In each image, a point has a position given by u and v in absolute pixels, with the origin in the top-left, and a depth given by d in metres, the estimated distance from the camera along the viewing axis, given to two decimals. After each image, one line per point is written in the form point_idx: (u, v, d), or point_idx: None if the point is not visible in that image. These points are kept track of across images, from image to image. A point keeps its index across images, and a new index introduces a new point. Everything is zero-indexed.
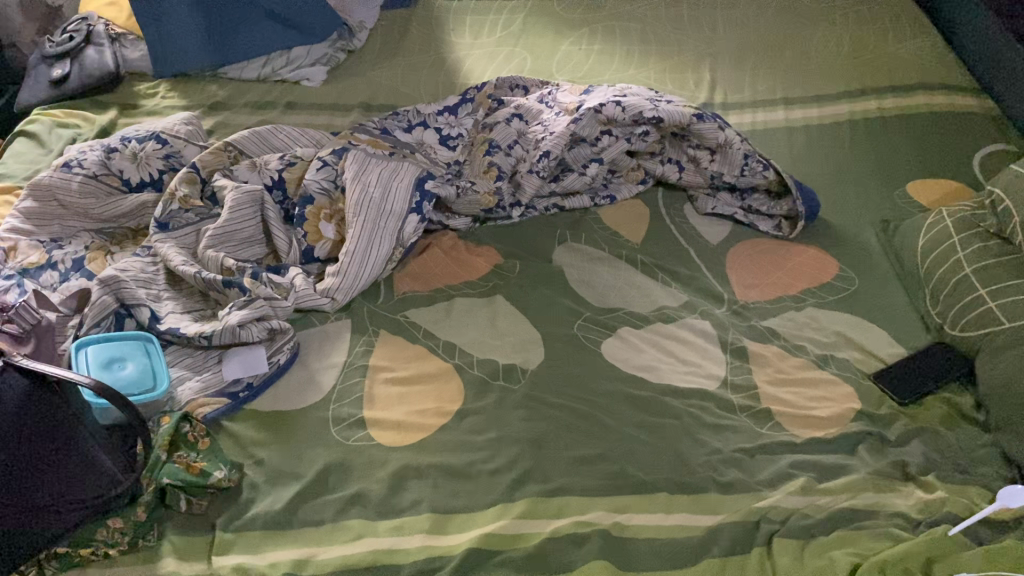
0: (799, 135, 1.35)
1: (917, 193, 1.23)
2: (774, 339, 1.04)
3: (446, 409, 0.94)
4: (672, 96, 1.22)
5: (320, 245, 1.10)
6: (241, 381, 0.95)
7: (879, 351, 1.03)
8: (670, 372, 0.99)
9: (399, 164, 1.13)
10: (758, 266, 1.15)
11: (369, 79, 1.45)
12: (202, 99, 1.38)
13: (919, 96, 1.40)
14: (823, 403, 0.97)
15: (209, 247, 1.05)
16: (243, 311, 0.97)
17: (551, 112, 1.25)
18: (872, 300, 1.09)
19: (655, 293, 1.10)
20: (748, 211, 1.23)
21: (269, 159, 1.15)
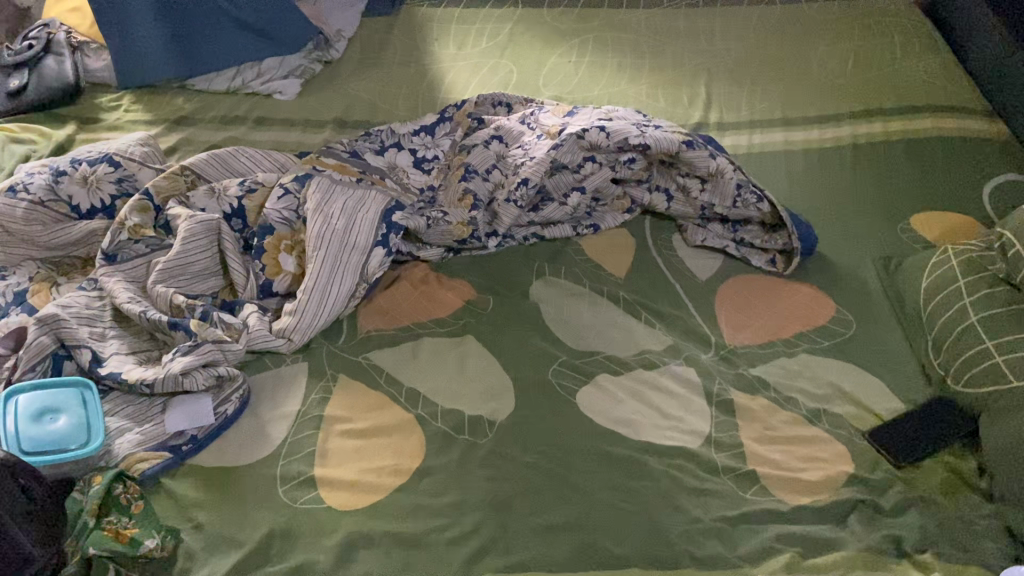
0: (798, 159, 1.27)
1: (921, 227, 1.15)
2: (764, 390, 0.97)
3: (404, 466, 0.87)
4: (661, 121, 1.14)
5: (279, 278, 1.02)
6: (184, 434, 0.88)
7: (876, 406, 0.95)
8: (649, 427, 0.92)
9: (366, 192, 1.06)
10: (750, 305, 1.07)
11: (345, 92, 1.38)
12: (166, 113, 1.31)
13: (926, 119, 1.32)
14: (814, 465, 0.89)
15: (158, 282, 0.98)
16: (188, 358, 0.90)
17: (533, 134, 1.18)
18: (871, 347, 1.02)
19: (638, 334, 1.02)
20: (741, 244, 1.15)
21: (229, 185, 1.08)
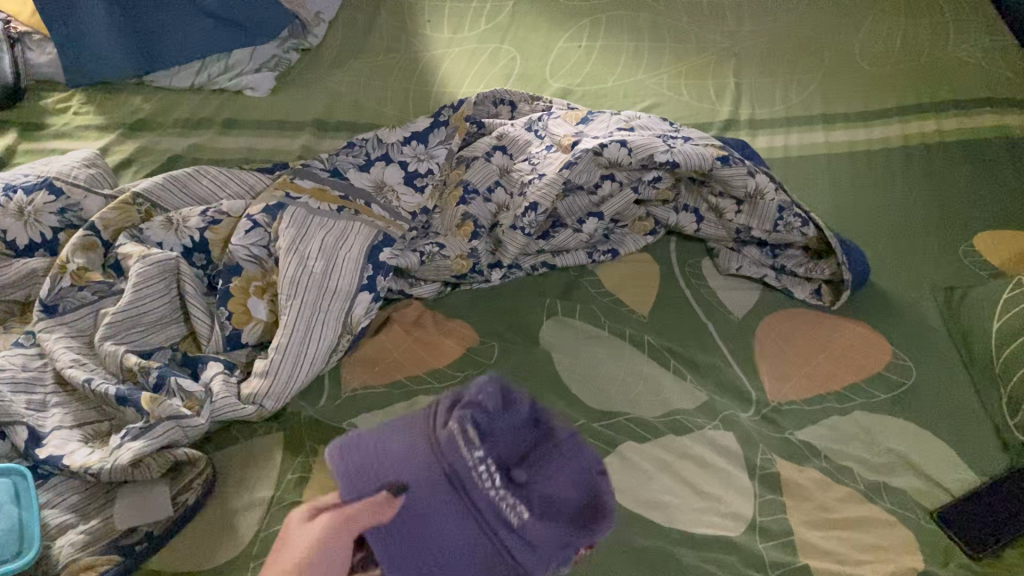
0: (843, 165, 1.12)
1: (987, 249, 1.01)
2: (814, 459, 0.83)
3: None
4: (691, 132, 0.99)
5: (249, 328, 0.87)
6: (136, 530, 0.74)
7: (945, 478, 0.81)
8: (683, 510, 0.79)
9: (348, 224, 0.91)
10: (794, 349, 0.93)
11: (328, 86, 1.22)
12: (122, 115, 1.16)
13: (985, 114, 1.17)
14: (877, 556, 0.75)
15: (107, 338, 0.84)
16: (140, 443, 0.75)
17: (541, 145, 1.03)
18: (936, 400, 0.88)
19: (667, 389, 0.89)
20: (781, 271, 1.01)
21: (189, 214, 0.93)
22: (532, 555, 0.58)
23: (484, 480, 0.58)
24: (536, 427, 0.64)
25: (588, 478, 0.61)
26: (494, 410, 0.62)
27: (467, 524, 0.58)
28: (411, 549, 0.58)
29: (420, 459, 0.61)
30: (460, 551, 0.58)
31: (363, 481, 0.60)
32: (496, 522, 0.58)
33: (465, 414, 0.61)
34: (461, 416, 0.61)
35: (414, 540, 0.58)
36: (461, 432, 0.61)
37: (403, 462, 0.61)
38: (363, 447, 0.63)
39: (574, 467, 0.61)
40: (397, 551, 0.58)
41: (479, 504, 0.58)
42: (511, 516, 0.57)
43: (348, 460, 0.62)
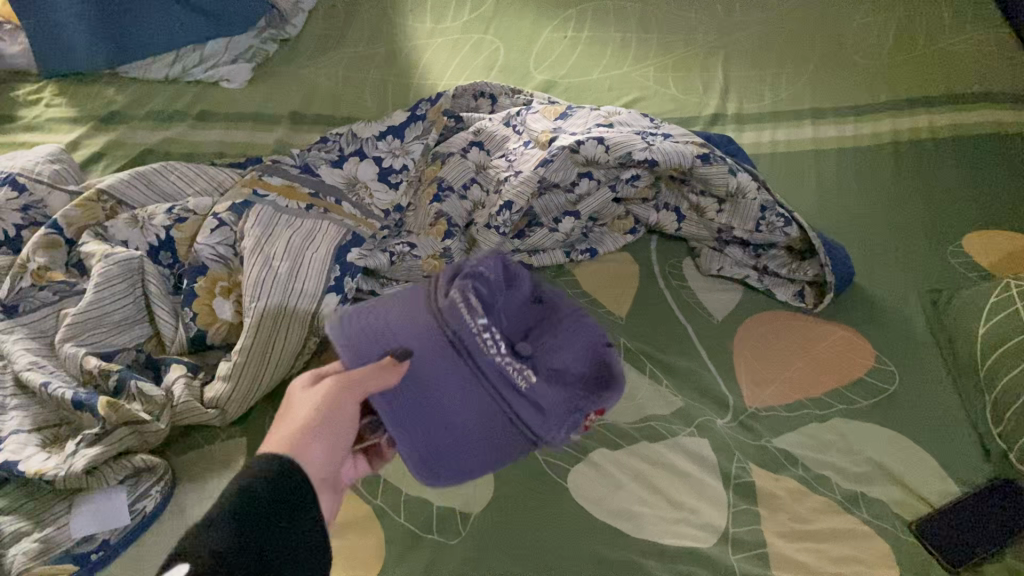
0: (830, 162, 1.11)
1: (975, 251, 0.98)
2: (791, 468, 0.80)
3: None
4: (672, 129, 0.97)
5: (213, 330, 0.85)
6: (93, 539, 0.72)
7: (925, 490, 0.78)
8: (654, 521, 0.76)
9: (315, 224, 0.91)
10: (774, 354, 0.91)
11: (308, 82, 1.21)
12: (96, 108, 1.15)
13: (978, 109, 1.15)
14: (851, 570, 0.72)
15: (67, 340, 0.82)
16: (95, 451, 0.74)
17: (519, 141, 1.01)
18: (918, 406, 0.85)
19: (641, 395, 0.86)
20: (764, 272, 1.00)
21: (155, 211, 0.91)
22: (538, 413, 0.66)
23: (489, 347, 0.66)
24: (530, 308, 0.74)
25: (590, 351, 0.71)
26: (491, 288, 0.70)
27: (473, 388, 0.66)
28: (422, 411, 0.65)
29: (424, 329, 0.68)
30: (469, 412, 0.65)
31: (371, 349, 0.66)
32: (503, 384, 0.66)
33: (466, 286, 0.68)
34: (463, 288, 0.68)
35: (421, 406, 0.65)
36: (462, 301, 0.67)
37: (409, 333, 0.67)
38: (367, 320, 0.69)
39: (570, 340, 0.71)
40: (409, 414, 0.65)
41: (484, 368, 0.66)
42: (520, 380, 0.65)
43: (353, 332, 0.67)
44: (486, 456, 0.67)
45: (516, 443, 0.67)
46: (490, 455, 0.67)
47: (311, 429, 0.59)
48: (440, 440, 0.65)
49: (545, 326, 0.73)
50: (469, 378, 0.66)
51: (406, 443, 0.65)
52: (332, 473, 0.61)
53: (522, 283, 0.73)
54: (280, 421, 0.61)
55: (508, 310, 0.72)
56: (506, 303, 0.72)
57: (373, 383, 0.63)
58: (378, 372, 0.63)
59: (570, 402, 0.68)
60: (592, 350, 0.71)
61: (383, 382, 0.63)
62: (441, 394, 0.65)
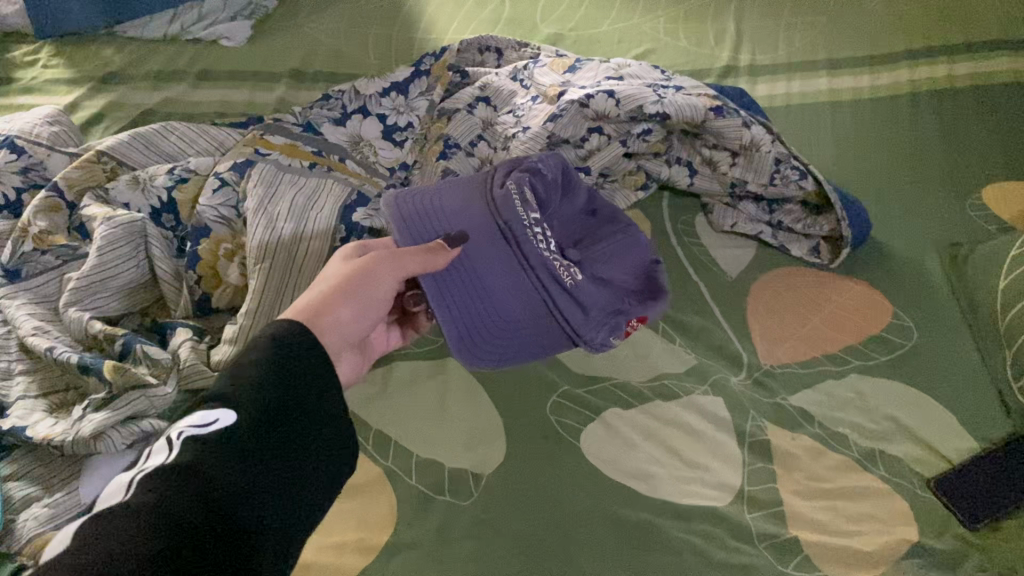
0: (845, 113, 1.09)
1: (995, 203, 0.96)
2: (807, 426, 0.79)
3: (370, 542, 0.70)
4: (684, 81, 0.95)
5: (218, 292, 0.84)
6: None
7: (943, 446, 0.77)
8: (669, 479, 0.75)
9: (320, 182, 0.89)
10: (788, 311, 0.90)
11: (311, 38, 1.19)
12: (94, 68, 1.13)
13: (997, 60, 1.13)
14: (868, 528, 0.71)
15: (71, 305, 0.80)
16: (101, 415, 0.72)
17: (526, 95, 0.99)
18: (937, 362, 0.84)
19: (654, 354, 0.85)
20: (778, 227, 0.98)
21: (156, 173, 0.90)
22: (579, 310, 0.78)
23: (539, 244, 0.78)
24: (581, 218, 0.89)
25: (637, 265, 0.86)
26: (547, 189, 0.84)
27: (518, 275, 0.78)
28: (468, 292, 0.77)
29: (477, 215, 0.81)
30: (512, 292, 0.78)
31: (431, 230, 0.79)
32: (549, 279, 0.78)
33: (522, 183, 0.81)
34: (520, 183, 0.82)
35: (467, 289, 0.77)
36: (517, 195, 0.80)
37: (466, 220, 0.80)
38: (425, 204, 0.82)
39: (618, 251, 0.85)
40: (455, 293, 0.77)
41: (533, 262, 0.78)
42: (564, 278, 0.78)
43: (412, 213, 0.81)
44: (522, 334, 0.78)
45: (554, 330, 0.78)
46: (526, 335, 0.79)
47: (341, 295, 0.68)
48: (478, 315, 0.77)
49: (593, 233, 0.87)
50: (515, 266, 0.78)
51: (446, 314, 0.76)
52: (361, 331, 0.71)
53: (577, 196, 0.88)
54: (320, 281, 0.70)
55: (558, 216, 0.87)
56: (558, 208, 0.87)
57: (417, 265, 0.74)
58: (427, 255, 0.74)
59: (612, 304, 0.80)
60: (640, 269, 0.86)
61: (428, 265, 0.74)
62: (488, 276, 0.77)
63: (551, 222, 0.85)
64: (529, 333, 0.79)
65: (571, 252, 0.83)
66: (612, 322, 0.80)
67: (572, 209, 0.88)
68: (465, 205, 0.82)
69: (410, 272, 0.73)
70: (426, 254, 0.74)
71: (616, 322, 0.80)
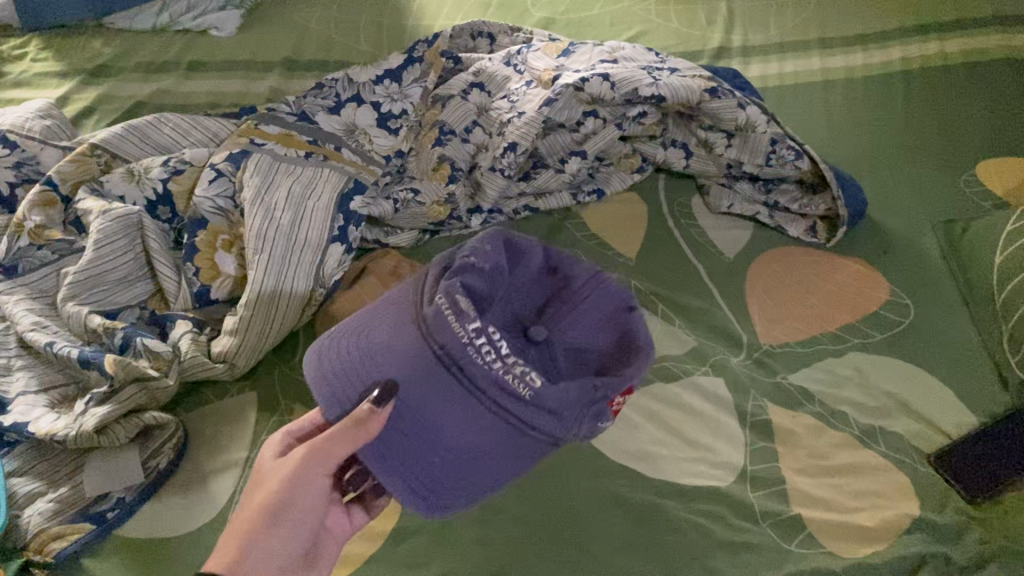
0: (838, 91, 1.09)
1: (990, 177, 0.96)
2: (807, 405, 0.80)
3: (377, 529, 0.71)
4: (678, 63, 0.95)
5: (217, 283, 0.83)
6: (109, 497, 0.71)
7: (943, 421, 0.78)
8: (672, 459, 0.75)
9: (316, 171, 0.88)
10: (787, 290, 0.90)
11: (301, 26, 1.19)
12: (83, 61, 1.12)
13: (987, 36, 1.14)
14: (870, 504, 0.72)
15: (70, 299, 0.80)
16: (106, 409, 0.72)
17: (520, 80, 0.99)
18: (935, 337, 0.84)
19: (654, 336, 0.85)
20: (774, 208, 0.98)
21: (151, 164, 0.89)
22: (555, 417, 0.57)
23: (477, 351, 0.57)
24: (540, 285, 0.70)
25: (608, 322, 0.67)
26: (485, 280, 0.64)
27: (471, 405, 0.57)
28: (421, 440, 0.58)
29: (406, 344, 0.60)
30: (468, 428, 0.57)
31: (348, 385, 0.61)
32: (506, 395, 0.57)
33: (453, 289, 0.60)
34: (449, 289, 0.60)
35: (418, 441, 0.59)
36: (448, 305, 0.59)
37: (393, 358, 0.60)
38: (343, 358, 0.63)
39: (581, 317, 0.67)
40: (407, 449, 0.59)
41: (483, 382, 0.57)
42: (522, 390, 0.56)
43: (339, 371, 0.62)
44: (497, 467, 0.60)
45: (529, 445, 0.59)
46: (499, 467, 0.59)
47: (262, 517, 0.58)
48: (438, 466, 0.59)
49: (557, 302, 0.68)
50: (464, 396, 0.57)
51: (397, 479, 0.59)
52: (291, 553, 0.59)
53: (530, 256, 0.70)
54: (250, 492, 0.61)
55: (507, 296, 0.68)
56: (509, 288, 0.68)
57: (342, 446, 0.58)
58: (350, 432, 0.57)
59: (588, 392, 0.58)
60: (602, 321, 0.67)
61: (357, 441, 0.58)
62: (437, 415, 0.58)
63: (495, 319, 0.65)
64: (512, 457, 0.59)
65: (534, 330, 0.65)
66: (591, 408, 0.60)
67: (523, 277, 0.69)
68: (394, 339, 0.61)
69: (341, 456, 0.59)
70: (348, 432, 0.58)
71: (602, 407, 0.60)
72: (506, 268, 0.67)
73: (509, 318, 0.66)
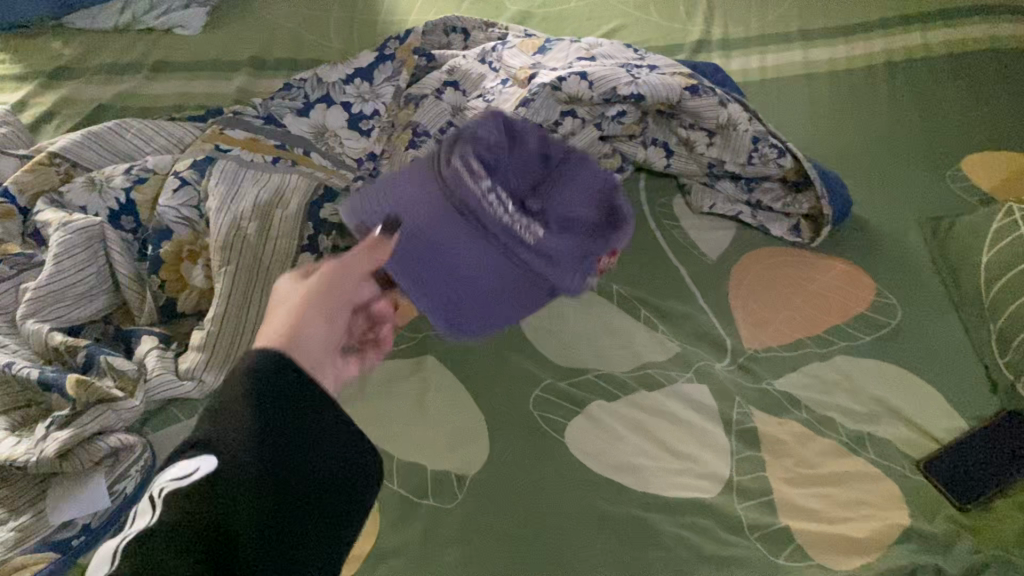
0: (821, 85, 1.07)
1: (975, 173, 0.95)
2: (794, 411, 0.78)
3: (354, 552, 0.67)
4: (657, 60, 0.93)
5: (184, 297, 0.81)
6: (74, 524, 0.68)
7: (932, 426, 0.76)
8: (657, 470, 0.73)
9: (284, 179, 0.85)
10: (772, 292, 0.88)
11: (268, 23, 1.15)
12: (42, 63, 1.08)
13: (970, 28, 1.12)
14: (860, 514, 0.70)
15: (29, 315, 0.76)
16: (66, 433, 0.69)
17: (496, 78, 0.96)
18: (922, 338, 0.82)
19: (637, 342, 0.83)
20: (757, 207, 0.96)
21: (113, 173, 0.86)
22: (556, 265, 0.68)
23: (488, 191, 0.66)
24: (538, 163, 0.74)
25: (596, 193, 0.73)
26: (492, 149, 0.70)
27: (489, 251, 0.66)
28: (440, 276, 0.66)
29: (426, 193, 0.67)
30: (480, 265, 0.66)
31: (374, 220, 0.68)
32: (515, 240, 0.66)
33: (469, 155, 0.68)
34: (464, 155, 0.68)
35: (439, 269, 0.66)
36: (464, 167, 0.67)
37: (415, 199, 0.67)
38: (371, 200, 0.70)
39: (579, 184, 0.73)
40: (424, 277, 0.65)
41: (494, 230, 0.66)
42: (524, 233, 0.66)
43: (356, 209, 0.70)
44: (497, 294, 0.68)
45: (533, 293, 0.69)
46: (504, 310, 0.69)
47: (298, 321, 0.54)
48: (458, 277, 0.66)
49: (553, 178, 0.73)
50: (478, 236, 0.66)
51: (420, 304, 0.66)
52: (329, 352, 0.56)
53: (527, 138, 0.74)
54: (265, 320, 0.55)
55: (511, 167, 0.72)
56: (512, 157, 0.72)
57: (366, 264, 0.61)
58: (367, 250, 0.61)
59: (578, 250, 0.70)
60: (593, 187, 0.73)
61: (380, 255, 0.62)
62: (450, 250, 0.66)
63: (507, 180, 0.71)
64: (512, 297, 0.68)
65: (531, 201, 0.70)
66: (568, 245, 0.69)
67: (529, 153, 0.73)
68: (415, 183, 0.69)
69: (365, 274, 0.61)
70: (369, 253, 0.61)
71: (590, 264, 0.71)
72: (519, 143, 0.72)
73: (513, 189, 0.71)
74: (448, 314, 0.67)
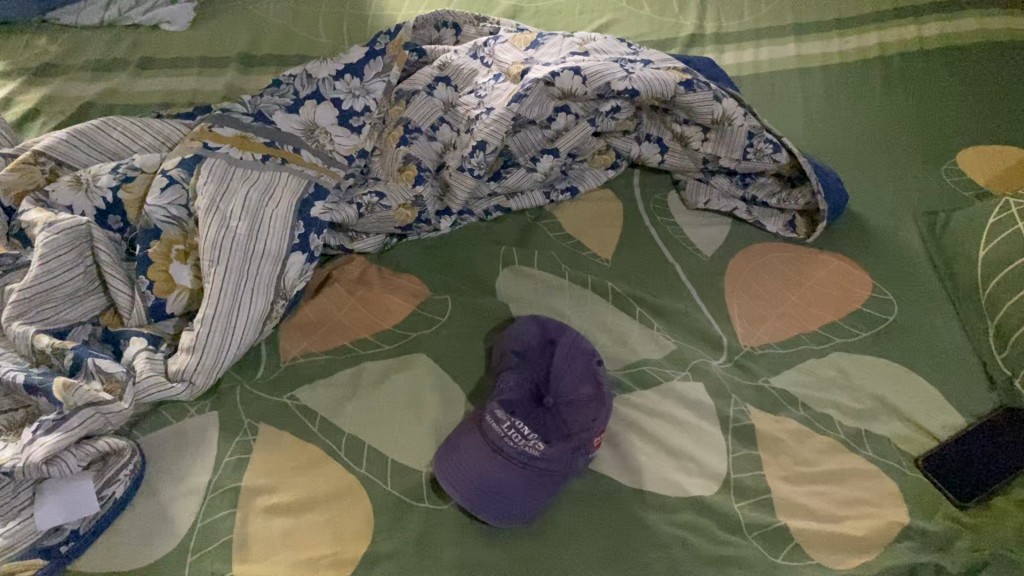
0: (815, 79, 1.06)
1: (971, 167, 0.94)
2: (792, 409, 0.77)
3: (347, 555, 0.67)
4: (652, 54, 0.91)
5: (172, 297, 0.79)
6: (62, 529, 0.67)
7: (930, 422, 0.76)
8: (654, 469, 0.72)
9: (274, 176, 0.84)
10: (767, 288, 0.88)
11: (257, 19, 1.14)
12: (27, 60, 1.07)
13: (964, 20, 1.12)
14: (858, 512, 0.70)
15: (15, 318, 0.74)
16: (54, 437, 0.66)
17: (488, 74, 0.96)
18: (919, 334, 0.82)
19: (632, 339, 0.82)
20: (753, 203, 0.96)
21: (99, 172, 0.84)
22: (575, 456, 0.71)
23: (494, 423, 0.70)
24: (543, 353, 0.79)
25: (588, 374, 0.76)
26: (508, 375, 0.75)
27: (526, 469, 0.68)
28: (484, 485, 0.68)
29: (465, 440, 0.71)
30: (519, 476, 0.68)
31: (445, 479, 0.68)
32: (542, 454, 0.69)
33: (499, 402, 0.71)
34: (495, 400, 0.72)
35: (483, 479, 0.68)
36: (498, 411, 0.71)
37: (460, 446, 0.70)
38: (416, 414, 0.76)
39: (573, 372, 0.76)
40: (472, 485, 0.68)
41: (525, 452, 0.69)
42: (533, 448, 0.68)
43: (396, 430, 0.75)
44: (527, 496, 0.68)
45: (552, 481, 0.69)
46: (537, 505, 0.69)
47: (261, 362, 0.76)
48: (485, 487, 0.67)
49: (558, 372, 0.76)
50: (518, 462, 0.68)
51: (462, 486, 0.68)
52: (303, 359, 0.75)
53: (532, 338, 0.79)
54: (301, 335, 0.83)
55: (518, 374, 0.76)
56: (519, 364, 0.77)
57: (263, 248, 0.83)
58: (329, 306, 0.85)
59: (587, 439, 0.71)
60: (583, 369, 0.76)
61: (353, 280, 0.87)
62: (495, 475, 0.68)
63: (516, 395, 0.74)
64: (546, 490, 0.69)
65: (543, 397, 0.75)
66: (570, 445, 0.70)
67: (530, 362, 0.78)
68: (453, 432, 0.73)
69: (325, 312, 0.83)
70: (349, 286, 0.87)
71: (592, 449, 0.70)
72: (524, 352, 0.78)
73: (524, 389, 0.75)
74: (488, 508, 0.67)
